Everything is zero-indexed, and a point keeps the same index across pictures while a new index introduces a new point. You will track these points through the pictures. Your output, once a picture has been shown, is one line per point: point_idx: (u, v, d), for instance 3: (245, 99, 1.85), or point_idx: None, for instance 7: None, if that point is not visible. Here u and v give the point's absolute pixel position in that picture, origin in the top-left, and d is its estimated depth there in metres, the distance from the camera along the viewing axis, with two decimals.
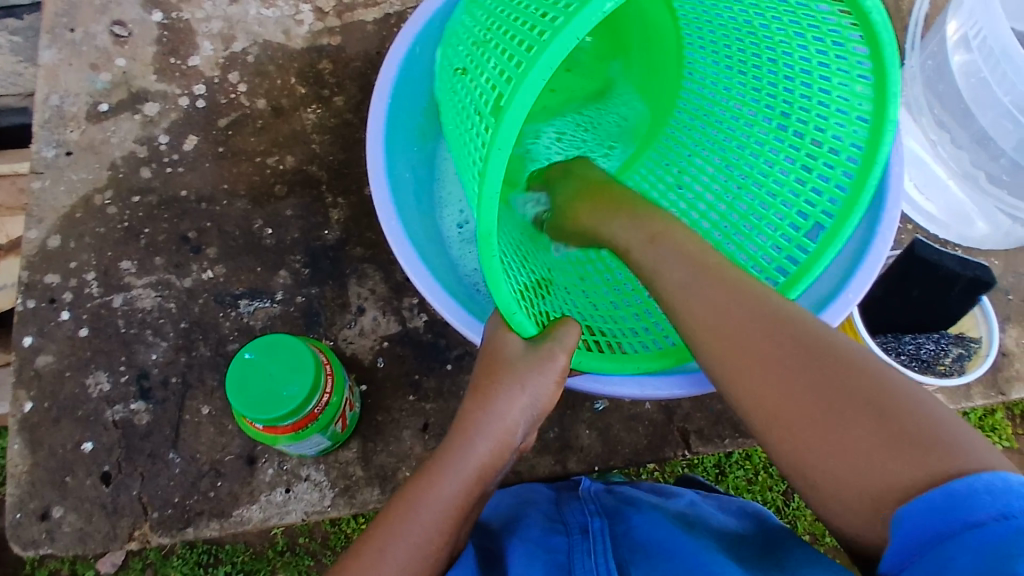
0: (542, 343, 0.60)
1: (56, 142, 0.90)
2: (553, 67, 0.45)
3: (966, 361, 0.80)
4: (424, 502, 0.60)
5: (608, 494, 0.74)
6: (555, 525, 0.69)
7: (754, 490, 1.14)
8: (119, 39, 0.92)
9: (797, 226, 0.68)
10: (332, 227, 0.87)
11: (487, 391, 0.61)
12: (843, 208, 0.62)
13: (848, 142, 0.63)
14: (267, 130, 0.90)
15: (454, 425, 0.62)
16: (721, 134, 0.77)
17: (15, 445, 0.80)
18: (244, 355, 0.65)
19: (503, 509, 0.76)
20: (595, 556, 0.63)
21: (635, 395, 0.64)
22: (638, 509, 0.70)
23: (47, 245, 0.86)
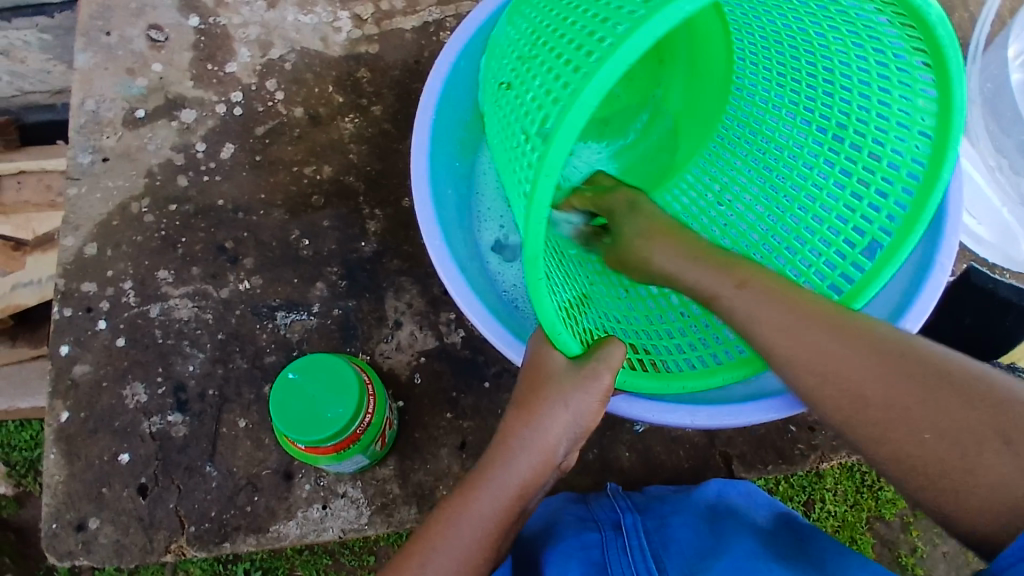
0: (587, 361, 0.57)
1: (92, 148, 0.89)
2: (602, 91, 0.44)
3: None
4: (464, 519, 0.58)
5: (637, 495, 0.75)
6: (587, 523, 0.69)
7: None
8: (155, 44, 0.91)
9: (852, 241, 0.67)
10: (369, 240, 0.86)
11: (530, 405, 0.58)
12: (902, 226, 0.61)
13: (907, 160, 0.62)
14: (304, 139, 0.89)
15: (495, 436, 0.60)
16: (776, 140, 0.76)
17: (51, 455, 0.80)
18: (289, 375, 0.65)
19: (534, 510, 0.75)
20: (634, 557, 0.64)
21: (685, 425, 0.63)
22: (668, 506, 0.71)
23: (83, 253, 0.86)
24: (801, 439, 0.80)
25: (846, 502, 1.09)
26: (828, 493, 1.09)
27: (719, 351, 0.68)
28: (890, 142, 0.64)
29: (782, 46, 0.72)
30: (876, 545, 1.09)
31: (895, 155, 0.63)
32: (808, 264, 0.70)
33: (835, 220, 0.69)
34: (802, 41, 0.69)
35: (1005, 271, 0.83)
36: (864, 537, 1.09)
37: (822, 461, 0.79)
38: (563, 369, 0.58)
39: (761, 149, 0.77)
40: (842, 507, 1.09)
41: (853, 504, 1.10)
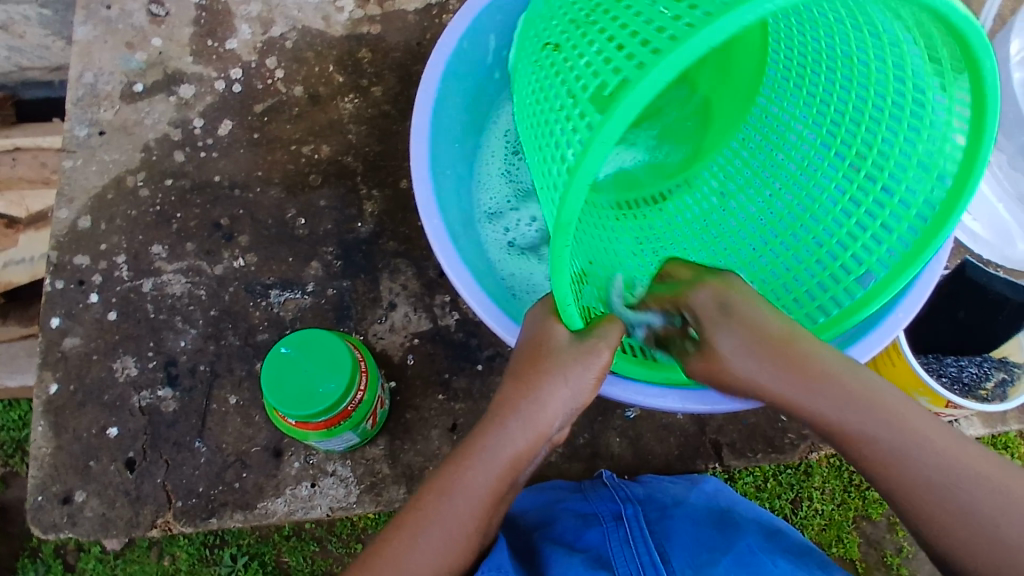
0: (587, 337, 0.56)
1: (89, 121, 0.89)
2: (671, 74, 0.42)
3: (1008, 387, 0.76)
4: (457, 490, 0.58)
5: (635, 483, 0.76)
6: (588, 517, 0.71)
7: (761, 497, 1.09)
8: (156, 19, 0.91)
9: (848, 269, 0.68)
10: (366, 221, 0.86)
11: (529, 378, 0.57)
12: (902, 262, 0.63)
13: (920, 202, 0.62)
14: (303, 118, 0.89)
15: (490, 410, 0.59)
16: (790, 157, 0.75)
17: (39, 427, 0.80)
18: (281, 349, 0.64)
19: (533, 496, 0.75)
20: (635, 547, 0.66)
21: (673, 409, 0.63)
22: (666, 498, 0.73)
23: (77, 226, 0.85)
24: (791, 430, 0.80)
25: (833, 501, 1.10)
26: (816, 491, 1.09)
27: None
28: (907, 180, 0.63)
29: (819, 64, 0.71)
30: (862, 544, 1.09)
31: (909, 194, 0.63)
32: (793, 267, 0.72)
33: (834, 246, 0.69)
34: (842, 66, 0.67)
35: (999, 269, 0.84)
36: (849, 536, 1.09)
37: (812, 452, 0.79)
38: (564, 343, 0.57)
39: (775, 164, 0.77)
40: (829, 506, 1.09)
41: (841, 503, 1.10)
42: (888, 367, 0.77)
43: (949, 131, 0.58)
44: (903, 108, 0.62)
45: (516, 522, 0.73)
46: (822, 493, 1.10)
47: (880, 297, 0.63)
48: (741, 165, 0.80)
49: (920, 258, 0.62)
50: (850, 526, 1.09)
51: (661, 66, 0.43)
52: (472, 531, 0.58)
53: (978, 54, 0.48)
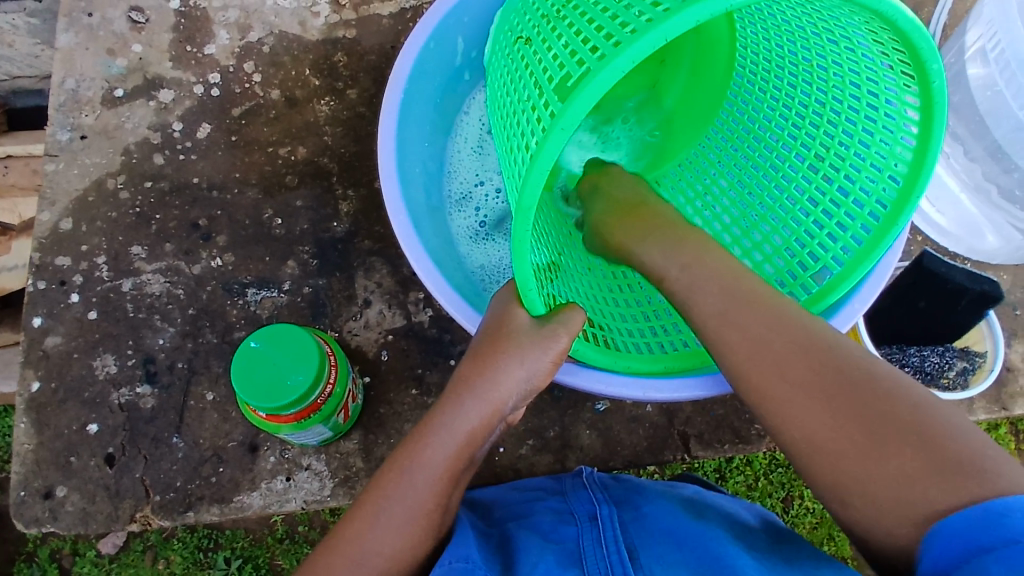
0: (547, 322, 0.58)
1: (70, 126, 0.91)
2: (620, 75, 0.45)
3: (970, 375, 0.80)
4: (416, 466, 0.59)
5: (613, 483, 0.76)
6: (564, 515, 0.70)
7: (753, 496, 1.12)
8: (136, 25, 0.93)
9: (806, 264, 0.68)
10: (341, 220, 0.88)
11: (488, 358, 0.60)
12: (854, 257, 0.63)
13: (874, 198, 0.63)
14: (280, 120, 0.91)
15: (447, 389, 0.61)
16: (755, 154, 0.76)
17: (21, 425, 0.81)
18: (250, 344, 0.65)
19: (509, 494, 0.76)
20: (606, 544, 0.65)
21: (636, 398, 0.63)
22: (645, 497, 0.72)
23: (59, 228, 0.87)
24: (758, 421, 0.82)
25: (823, 500, 1.15)
26: (807, 490, 1.14)
27: (674, 340, 0.68)
28: (861, 179, 0.65)
29: (782, 64, 0.72)
30: (853, 542, 1.14)
31: (863, 191, 0.64)
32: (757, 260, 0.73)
33: (795, 238, 0.70)
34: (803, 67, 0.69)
35: (967, 261, 0.88)
36: (840, 534, 1.14)
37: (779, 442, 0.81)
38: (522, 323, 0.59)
39: (740, 163, 0.78)
40: (820, 504, 1.14)
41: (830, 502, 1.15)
42: None
43: (903, 126, 0.60)
44: (859, 104, 0.64)
45: (490, 512, 0.74)
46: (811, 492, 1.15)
47: (836, 290, 0.63)
48: (708, 165, 0.82)
49: (873, 253, 0.62)
50: (840, 524, 1.14)
51: (622, 55, 0.45)
52: (433, 518, 0.60)
53: (927, 57, 0.50)
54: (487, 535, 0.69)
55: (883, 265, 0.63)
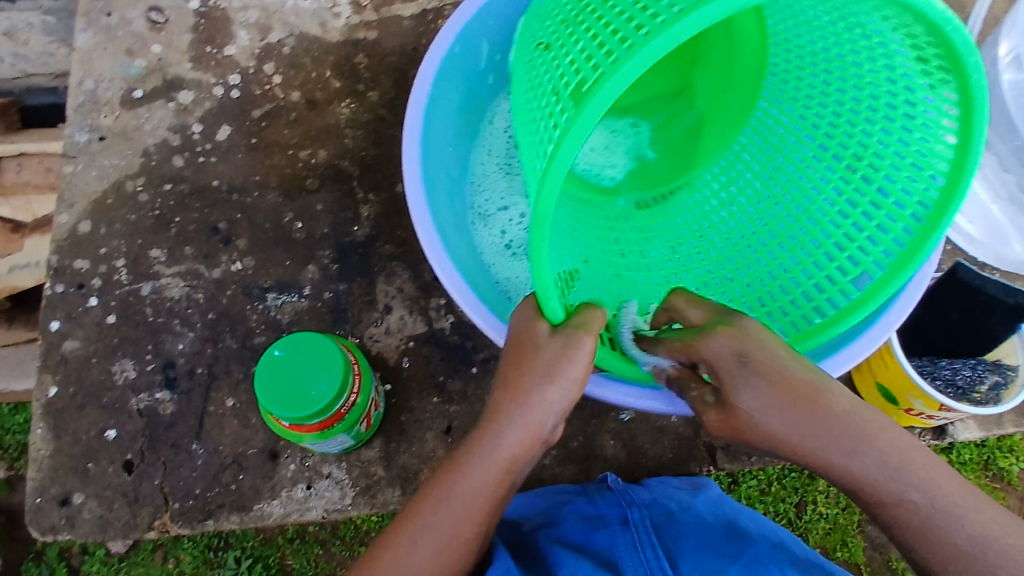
0: (564, 328, 0.56)
1: (89, 127, 0.90)
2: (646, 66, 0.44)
3: (1001, 390, 0.78)
4: (455, 491, 0.58)
5: (639, 487, 0.76)
6: (594, 520, 0.72)
7: (766, 501, 1.11)
8: (155, 26, 0.92)
9: (844, 270, 0.66)
10: (363, 224, 0.87)
11: (514, 380, 0.57)
12: (896, 262, 0.61)
13: (915, 201, 0.61)
14: (300, 122, 0.90)
15: (482, 416, 0.58)
16: (787, 159, 0.75)
17: (38, 429, 0.81)
18: (275, 352, 0.65)
19: (535, 501, 0.76)
20: (642, 550, 0.67)
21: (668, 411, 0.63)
22: (674, 502, 0.73)
23: (77, 230, 0.86)
24: None
25: (838, 505, 1.12)
26: (820, 495, 1.12)
27: None
28: (899, 181, 0.62)
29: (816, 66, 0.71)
30: (867, 549, 1.11)
31: (903, 195, 0.62)
32: (787, 269, 0.71)
33: (829, 244, 0.68)
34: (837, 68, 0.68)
35: (995, 270, 0.85)
36: (855, 540, 1.11)
37: None
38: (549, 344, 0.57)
39: (773, 167, 0.76)
40: (834, 510, 1.12)
41: (844, 507, 1.12)
42: (883, 369, 0.78)
43: (939, 129, 0.57)
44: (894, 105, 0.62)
45: (518, 527, 0.74)
46: (825, 497, 1.12)
47: (875, 301, 0.61)
48: (741, 168, 0.80)
49: (911, 262, 0.60)
50: (854, 530, 1.11)
51: (631, 61, 0.44)
52: (466, 535, 0.59)
53: (963, 53, 0.48)
54: (522, 548, 0.71)
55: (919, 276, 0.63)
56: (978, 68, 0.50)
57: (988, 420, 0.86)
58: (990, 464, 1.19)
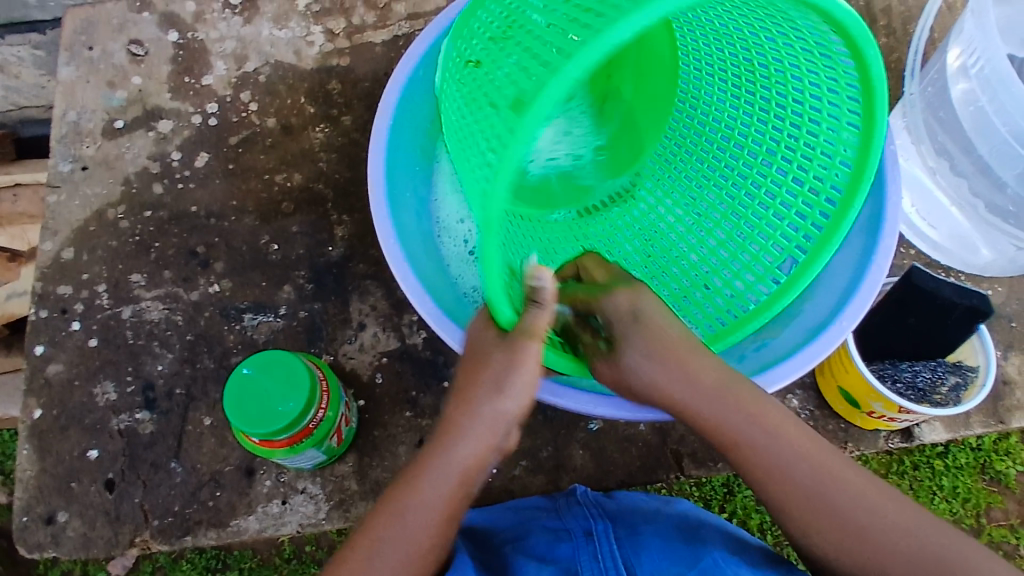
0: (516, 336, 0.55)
1: (72, 157, 0.93)
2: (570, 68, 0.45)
3: (961, 391, 0.79)
4: (411, 505, 0.60)
5: (607, 499, 0.77)
6: (559, 532, 0.72)
7: (762, 510, 1.13)
8: (136, 58, 0.95)
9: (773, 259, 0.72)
10: (336, 244, 0.89)
11: (468, 390, 0.59)
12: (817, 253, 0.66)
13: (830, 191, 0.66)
14: (276, 148, 0.93)
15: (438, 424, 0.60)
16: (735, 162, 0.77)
17: (24, 451, 0.83)
18: (243, 371, 0.67)
19: (504, 516, 0.77)
20: (603, 561, 0.69)
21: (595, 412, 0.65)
22: (640, 515, 0.74)
23: (60, 257, 0.89)
24: None
25: None
26: None
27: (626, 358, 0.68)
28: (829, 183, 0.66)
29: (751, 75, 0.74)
30: None
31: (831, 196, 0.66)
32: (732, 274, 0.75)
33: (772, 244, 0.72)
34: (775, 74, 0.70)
35: (961, 275, 0.89)
36: None
37: None
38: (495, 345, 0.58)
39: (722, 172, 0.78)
40: None
41: None
42: (844, 374, 0.80)
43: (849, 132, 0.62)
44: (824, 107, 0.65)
45: (485, 538, 0.75)
46: None
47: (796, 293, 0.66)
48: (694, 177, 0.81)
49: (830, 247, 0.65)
50: None
51: (571, 60, 0.45)
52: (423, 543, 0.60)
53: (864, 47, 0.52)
54: (484, 561, 0.71)
55: (871, 280, 0.69)
56: (875, 52, 0.53)
57: (955, 422, 0.88)
58: (986, 468, 1.18)
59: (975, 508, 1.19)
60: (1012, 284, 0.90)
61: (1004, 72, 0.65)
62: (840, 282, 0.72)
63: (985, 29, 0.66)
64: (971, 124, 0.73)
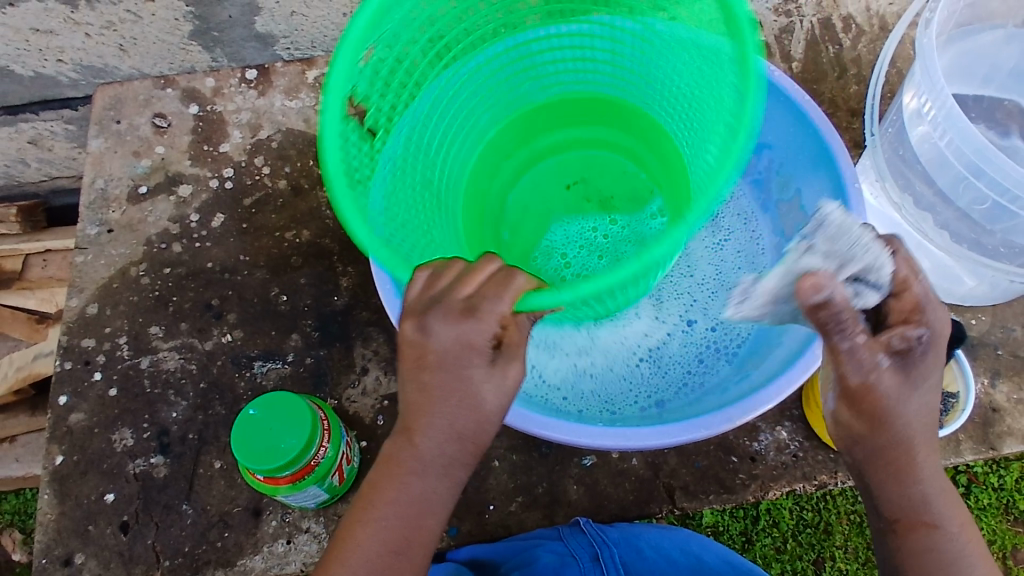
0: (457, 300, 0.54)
1: (99, 221, 1.01)
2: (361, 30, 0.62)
3: (943, 415, 0.83)
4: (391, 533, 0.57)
5: (608, 526, 0.80)
6: (565, 557, 0.75)
7: (782, 559, 1.06)
8: (159, 130, 1.04)
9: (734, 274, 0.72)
10: (342, 294, 0.95)
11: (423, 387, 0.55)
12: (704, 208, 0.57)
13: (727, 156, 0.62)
14: (286, 207, 0.99)
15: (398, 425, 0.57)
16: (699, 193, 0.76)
17: (45, 496, 0.87)
18: (249, 411, 0.71)
19: (507, 547, 0.79)
20: None
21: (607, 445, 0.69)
22: (644, 538, 0.78)
23: (85, 312, 0.96)
24: (742, 469, 0.84)
25: (858, 560, 1.06)
26: (839, 550, 1.06)
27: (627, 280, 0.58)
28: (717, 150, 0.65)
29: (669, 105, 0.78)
30: None
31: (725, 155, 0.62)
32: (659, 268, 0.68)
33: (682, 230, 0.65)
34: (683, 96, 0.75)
35: (944, 304, 0.94)
36: None
37: (763, 491, 0.83)
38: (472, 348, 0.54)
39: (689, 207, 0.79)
40: (855, 565, 1.05)
41: (867, 563, 1.06)
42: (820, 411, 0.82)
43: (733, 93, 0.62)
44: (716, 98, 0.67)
45: (494, 568, 0.77)
46: (845, 552, 1.06)
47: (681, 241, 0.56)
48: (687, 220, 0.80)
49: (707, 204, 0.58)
50: None
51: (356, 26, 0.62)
52: None
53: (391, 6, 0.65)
54: None
55: None
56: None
57: (944, 449, 0.91)
58: (1011, 507, 1.08)
59: (1001, 549, 1.09)
60: (995, 313, 0.93)
61: (950, 109, 0.69)
62: None
63: (931, 77, 0.70)
64: (931, 162, 0.77)
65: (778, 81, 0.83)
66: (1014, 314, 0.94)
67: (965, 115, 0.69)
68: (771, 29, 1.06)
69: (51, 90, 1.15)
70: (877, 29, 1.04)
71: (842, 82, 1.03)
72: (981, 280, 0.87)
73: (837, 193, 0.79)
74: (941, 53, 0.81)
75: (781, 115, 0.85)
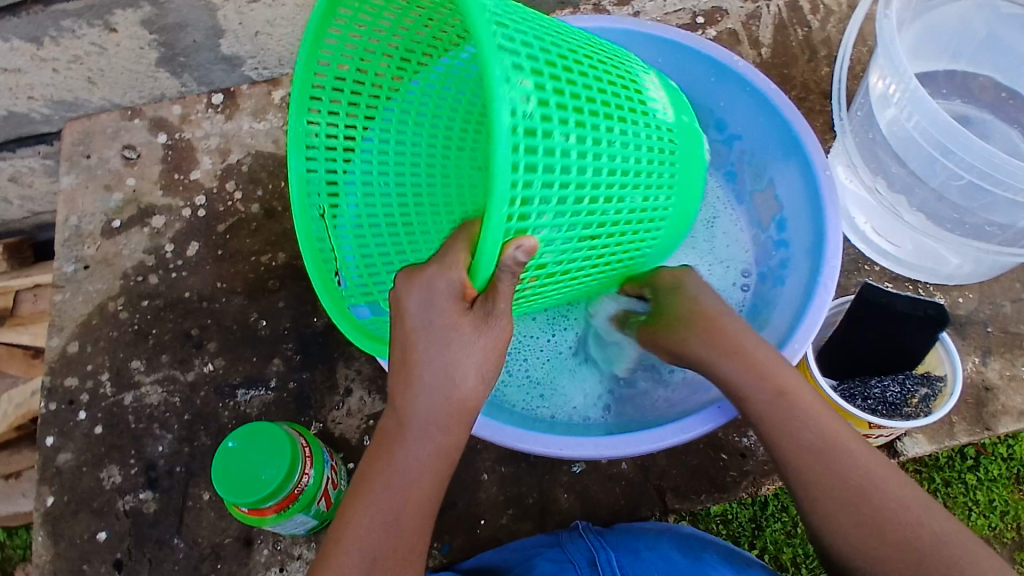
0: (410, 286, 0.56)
1: (75, 258, 1.00)
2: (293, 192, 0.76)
3: (932, 400, 0.81)
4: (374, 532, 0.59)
5: (608, 530, 0.79)
6: (562, 563, 0.74)
7: (794, 543, 1.04)
8: (129, 162, 1.04)
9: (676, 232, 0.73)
10: (321, 314, 0.94)
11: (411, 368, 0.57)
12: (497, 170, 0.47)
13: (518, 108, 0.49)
14: (260, 231, 0.99)
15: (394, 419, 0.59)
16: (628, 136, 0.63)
17: (38, 537, 0.88)
18: (229, 444, 0.71)
19: (507, 553, 0.78)
20: None
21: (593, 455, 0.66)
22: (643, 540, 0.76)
23: (66, 351, 0.96)
24: (732, 466, 0.84)
25: None
26: None
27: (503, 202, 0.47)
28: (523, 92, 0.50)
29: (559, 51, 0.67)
30: None
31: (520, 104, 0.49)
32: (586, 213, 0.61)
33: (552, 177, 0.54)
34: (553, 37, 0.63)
35: (927, 284, 0.93)
36: None
37: (754, 487, 0.83)
38: (455, 316, 0.55)
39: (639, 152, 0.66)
40: None
41: None
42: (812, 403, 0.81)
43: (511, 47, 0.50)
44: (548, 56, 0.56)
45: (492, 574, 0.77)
46: None
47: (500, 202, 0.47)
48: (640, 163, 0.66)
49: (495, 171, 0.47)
50: None
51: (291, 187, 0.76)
52: None
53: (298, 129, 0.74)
54: None
55: (818, 303, 0.71)
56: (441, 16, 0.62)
57: (936, 433, 0.90)
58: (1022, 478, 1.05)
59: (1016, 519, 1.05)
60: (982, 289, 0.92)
61: (915, 91, 0.68)
62: (791, 310, 0.75)
63: (894, 59, 0.69)
64: (901, 143, 0.76)
65: (741, 71, 0.81)
66: (1001, 289, 0.93)
67: (931, 96, 0.67)
68: (738, 16, 1.04)
69: (25, 128, 1.14)
70: (845, 7, 1.03)
71: (813, 64, 1.02)
72: (963, 258, 0.85)
73: (809, 182, 0.78)
74: (904, 37, 0.80)
75: (746, 106, 0.84)
